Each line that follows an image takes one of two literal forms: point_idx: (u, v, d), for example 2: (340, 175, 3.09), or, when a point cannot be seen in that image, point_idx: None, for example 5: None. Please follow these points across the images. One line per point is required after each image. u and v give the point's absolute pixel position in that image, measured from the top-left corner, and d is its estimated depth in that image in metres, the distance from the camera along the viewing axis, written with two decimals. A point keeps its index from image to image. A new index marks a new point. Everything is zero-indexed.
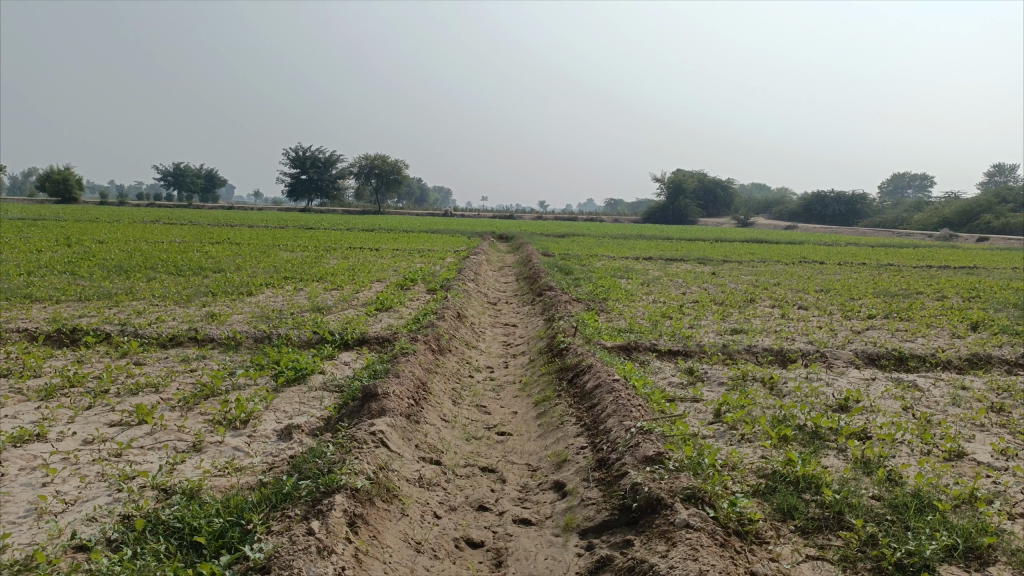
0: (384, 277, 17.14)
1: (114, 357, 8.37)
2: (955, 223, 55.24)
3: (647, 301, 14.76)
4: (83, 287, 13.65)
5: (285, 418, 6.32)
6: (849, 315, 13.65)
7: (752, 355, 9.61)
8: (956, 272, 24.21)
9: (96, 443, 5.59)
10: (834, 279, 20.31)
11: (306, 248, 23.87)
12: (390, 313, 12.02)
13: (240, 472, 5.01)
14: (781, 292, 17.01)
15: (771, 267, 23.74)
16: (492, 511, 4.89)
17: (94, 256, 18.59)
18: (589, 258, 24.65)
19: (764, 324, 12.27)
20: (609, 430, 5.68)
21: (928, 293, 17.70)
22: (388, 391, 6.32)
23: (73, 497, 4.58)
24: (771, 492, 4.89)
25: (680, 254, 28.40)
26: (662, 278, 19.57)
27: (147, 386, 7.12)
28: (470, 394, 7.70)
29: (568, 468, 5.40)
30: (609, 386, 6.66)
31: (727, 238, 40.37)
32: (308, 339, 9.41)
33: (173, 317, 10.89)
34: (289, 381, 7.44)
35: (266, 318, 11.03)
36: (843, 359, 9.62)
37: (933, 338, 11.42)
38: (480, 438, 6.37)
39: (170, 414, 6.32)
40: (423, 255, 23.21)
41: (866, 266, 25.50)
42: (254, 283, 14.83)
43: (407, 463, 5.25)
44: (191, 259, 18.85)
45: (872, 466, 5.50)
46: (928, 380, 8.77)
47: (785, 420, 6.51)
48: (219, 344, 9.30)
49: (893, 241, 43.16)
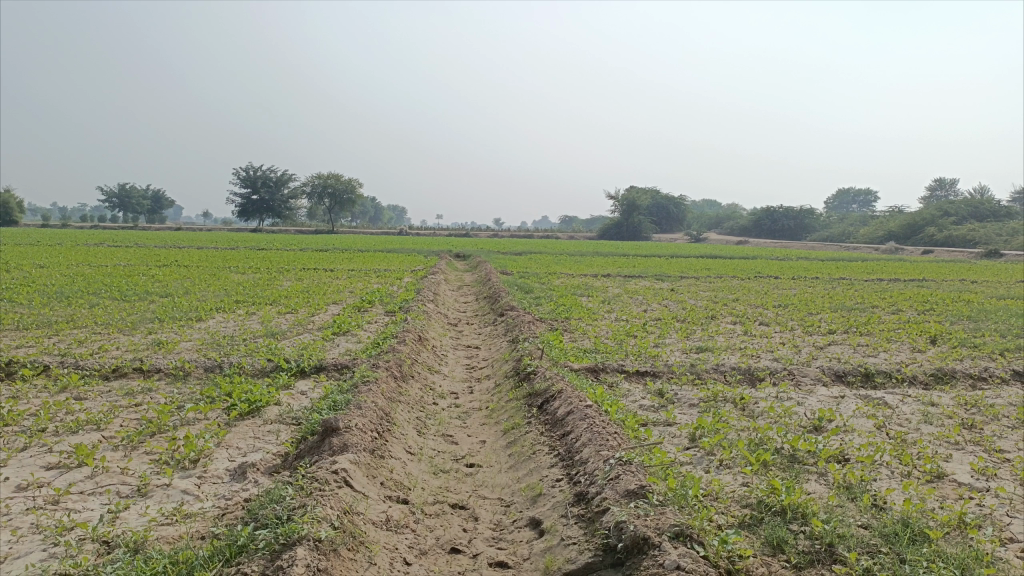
0: (341, 299, 16.67)
1: (52, 392, 7.83)
2: (899, 236, 56.65)
3: (609, 319, 14.60)
4: (21, 314, 12.93)
5: (239, 456, 5.92)
6: (811, 330, 13.66)
7: (721, 374, 9.46)
8: (906, 285, 24.61)
9: (30, 489, 5.12)
10: (791, 294, 20.48)
11: (258, 270, 23.23)
12: (348, 337, 11.62)
13: (190, 520, 4.61)
14: (741, 308, 17.02)
15: (728, 283, 23.87)
16: (466, 554, 4.58)
17: (34, 281, 17.75)
18: (548, 276, 24.50)
19: (728, 341, 12.16)
20: (585, 460, 5.42)
21: (883, 306, 17.92)
22: (350, 425, 5.95)
23: (3, 555, 4.13)
24: (757, 524, 4.69)
25: (638, 270, 28.46)
26: (623, 295, 19.47)
27: (89, 424, 6.63)
28: (435, 424, 7.35)
29: (544, 503, 5.12)
30: (582, 412, 6.40)
31: (681, 254, 40.69)
32: (262, 368, 8.97)
33: (117, 346, 10.32)
34: (243, 415, 7.02)
35: (218, 345, 10.53)
36: (811, 376, 9.52)
37: (896, 354, 11.44)
38: (448, 471, 6.05)
39: (113, 455, 5.87)
40: (379, 275, 22.81)
41: (820, 280, 25.80)
42: (204, 308, 14.27)
43: (373, 504, 4.91)
44: (137, 283, 18.12)
45: (856, 491, 5.33)
46: (896, 397, 8.71)
47: (762, 443, 6.31)
48: (166, 375, 8.80)
49: (843, 255, 44.04)
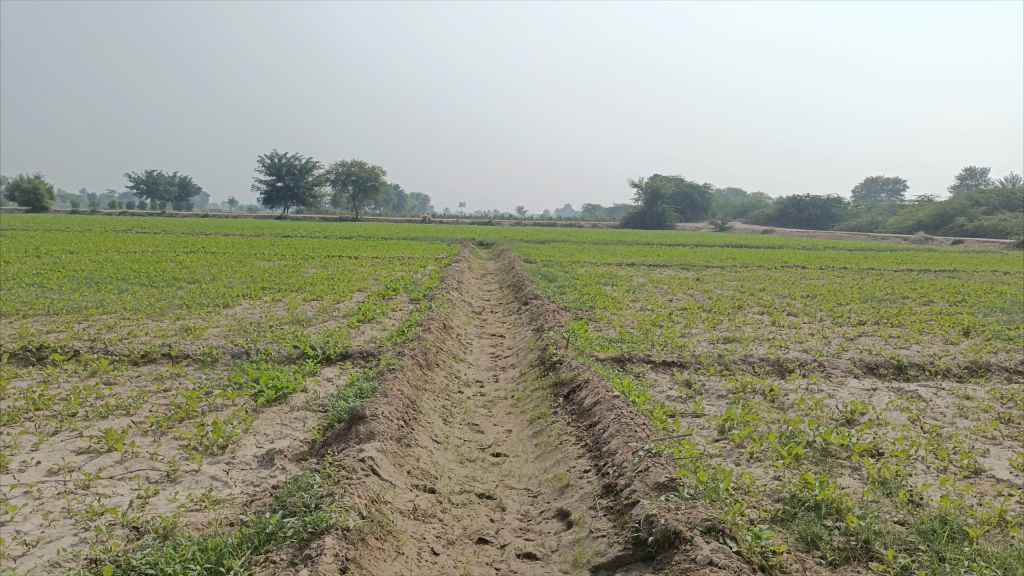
0: (365, 286, 16.69)
1: (82, 377, 7.90)
2: (928, 226, 55.71)
3: (634, 309, 14.49)
4: (52, 300, 13.08)
5: (266, 442, 5.93)
6: (840, 321, 13.45)
7: (749, 365, 9.33)
8: (937, 276, 24.18)
9: (61, 473, 5.16)
10: (819, 284, 20.21)
11: (283, 257, 23.36)
12: (373, 324, 11.62)
13: (218, 506, 4.61)
14: (768, 298, 16.80)
15: (754, 273, 23.62)
16: (493, 544, 4.54)
17: (64, 267, 17.98)
18: (572, 264, 24.39)
19: (755, 332, 12.01)
20: (614, 451, 5.35)
21: (913, 297, 17.62)
22: (377, 413, 5.93)
23: (35, 538, 4.16)
24: (791, 519, 4.60)
25: (662, 259, 28.24)
26: (647, 284, 19.31)
27: (118, 409, 6.68)
28: (461, 412, 7.33)
29: (572, 494, 5.07)
30: (609, 403, 6.32)
31: (706, 244, 40.35)
32: (289, 354, 9.00)
33: (145, 332, 10.40)
34: (270, 401, 7.03)
35: (245, 332, 10.59)
36: (842, 368, 9.37)
37: (928, 346, 11.22)
38: (475, 460, 6.01)
39: (142, 440, 5.90)
40: (404, 262, 22.84)
41: (848, 270, 25.45)
42: (231, 295, 14.36)
43: (400, 493, 4.89)
44: (165, 269, 18.29)
45: (891, 486, 5.23)
46: (929, 390, 8.53)
47: (793, 436, 6.20)
48: (194, 360, 8.85)
49: (872, 245, 43.38)
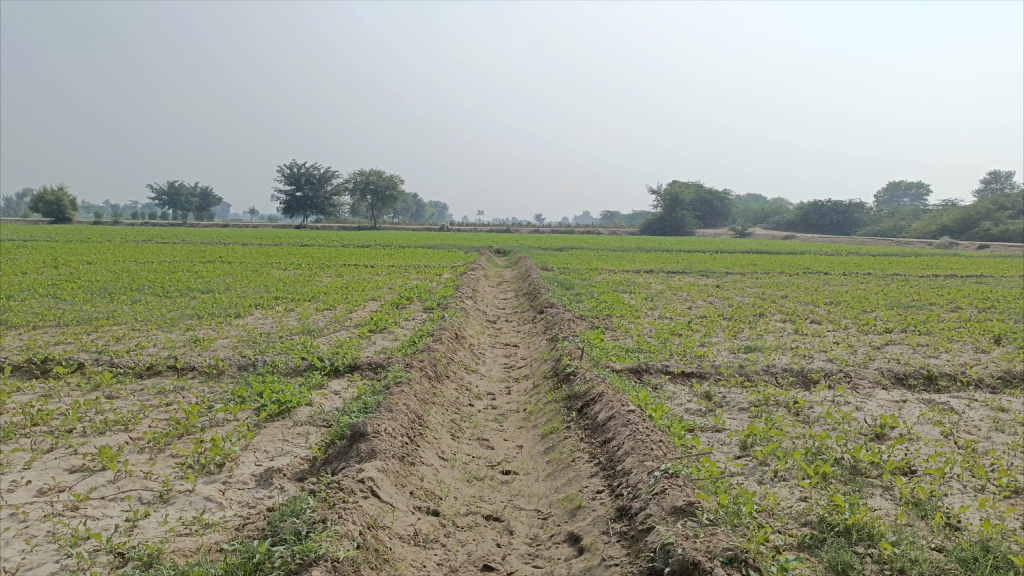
0: (380, 295, 16.46)
1: (84, 390, 7.72)
2: (953, 230, 54.80)
3: (653, 317, 14.15)
4: (63, 311, 12.97)
5: (266, 460, 5.70)
6: (866, 329, 13.04)
7: (771, 376, 8.98)
8: (964, 281, 23.57)
9: (50, 494, 4.94)
10: (842, 290, 19.73)
11: (300, 266, 23.21)
12: (384, 335, 11.39)
13: (210, 531, 4.37)
14: (790, 305, 16.38)
15: (775, 279, 23.18)
16: (499, 572, 4.26)
17: (80, 277, 17.95)
18: (590, 272, 24.07)
19: (778, 341, 11.64)
20: (628, 471, 5.04)
21: (940, 303, 17.13)
22: (379, 429, 5.67)
23: (15, 566, 3.93)
24: (819, 545, 4.28)
25: (682, 266, 27.83)
26: (666, 292, 18.96)
27: (117, 425, 6.47)
28: (471, 427, 7.06)
29: (584, 517, 4.78)
30: (624, 418, 6.01)
31: (726, 250, 39.88)
32: (296, 366, 8.77)
33: (154, 343, 10.23)
34: (273, 416, 6.80)
35: (254, 343, 10.39)
36: (869, 379, 8.98)
37: (959, 354, 10.80)
38: (483, 478, 5.73)
39: (138, 458, 5.68)
40: (420, 271, 22.62)
41: (872, 276, 24.91)
42: (243, 305, 14.19)
43: (400, 517, 4.62)
44: (180, 279, 18.19)
45: (926, 508, 4.88)
46: (962, 402, 8.14)
47: (820, 452, 5.86)
48: (200, 373, 8.64)
49: (896, 250, 42.71)
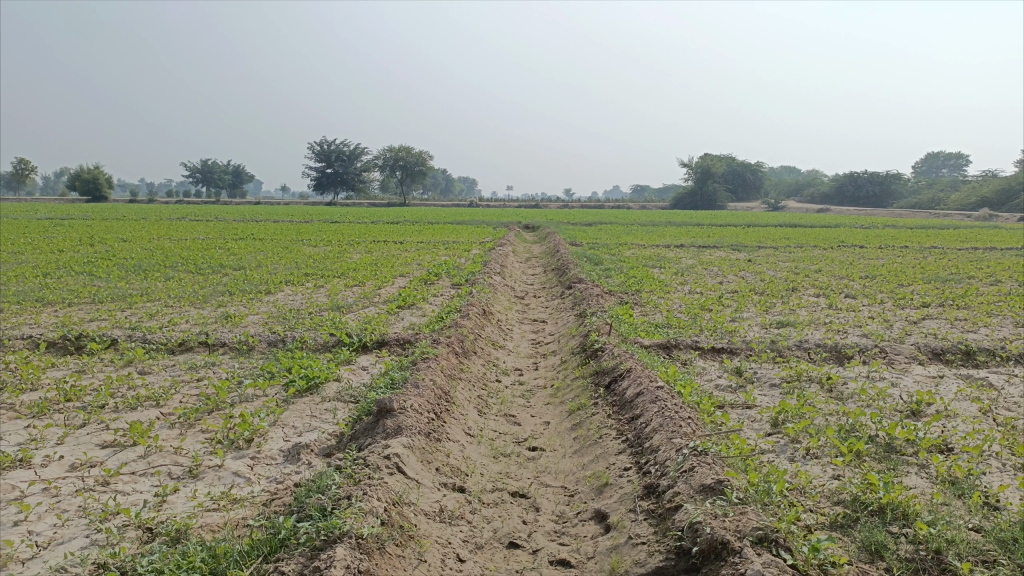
0: (408, 271, 16.49)
1: (118, 366, 7.83)
2: (993, 202, 53.42)
3: (683, 292, 14.00)
4: (98, 288, 13.18)
5: (294, 435, 5.72)
6: (902, 303, 12.76)
7: (804, 352, 8.82)
8: (1005, 254, 22.97)
9: (82, 469, 5.02)
10: (878, 264, 19.34)
11: (330, 243, 23.29)
12: (413, 310, 11.40)
13: (237, 506, 4.40)
14: (824, 279, 16.09)
15: (808, 253, 22.80)
16: (525, 549, 4.23)
17: (115, 255, 18.22)
18: (619, 247, 23.89)
19: (811, 315, 11.44)
20: (657, 448, 4.97)
21: (979, 277, 16.70)
22: (405, 406, 5.65)
23: (47, 540, 3.99)
24: (852, 525, 4.19)
25: (713, 240, 27.48)
26: (697, 266, 18.74)
27: (149, 400, 6.55)
28: (498, 403, 7.02)
29: (610, 494, 4.73)
30: (652, 394, 5.92)
31: (759, 223, 39.33)
32: (325, 342, 8.80)
33: (185, 319, 10.35)
34: (301, 391, 6.82)
35: (283, 319, 10.46)
36: (905, 354, 8.78)
37: (998, 329, 10.53)
38: (509, 455, 5.70)
39: (168, 434, 5.74)
40: (448, 246, 22.63)
41: (909, 249, 24.39)
42: (274, 281, 14.30)
43: (426, 493, 4.61)
44: (212, 257, 18.38)
45: (963, 487, 4.75)
46: (1001, 377, 7.93)
47: (854, 430, 5.74)
48: (230, 349, 8.72)
49: (935, 222, 41.76)
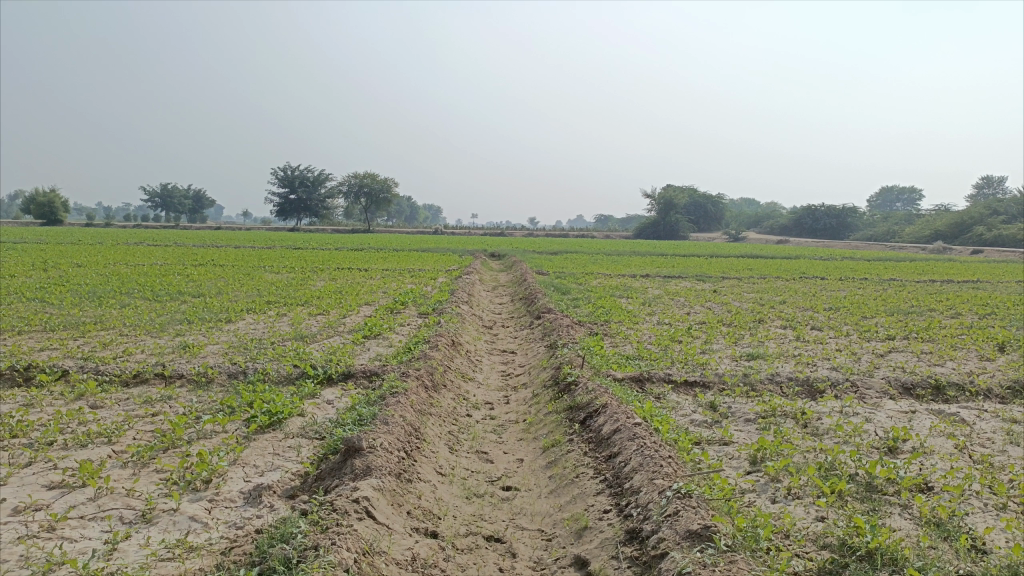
0: (374, 300, 16.19)
1: (68, 400, 7.43)
2: (947, 235, 54.85)
3: (651, 323, 13.94)
4: (50, 315, 12.66)
5: (255, 476, 5.43)
6: (868, 336, 12.83)
7: (776, 385, 8.75)
8: (961, 287, 23.48)
9: (26, 513, 4.67)
10: (841, 296, 19.55)
11: (292, 269, 22.87)
12: (379, 340, 11.13)
13: (194, 554, 4.11)
14: (790, 311, 16.18)
15: (772, 284, 23.02)
16: None
17: (69, 280, 17.62)
18: (586, 276, 23.85)
19: (780, 348, 11.40)
20: (637, 489, 4.80)
21: (940, 309, 16.93)
22: (374, 444, 5.40)
23: None
24: (840, 572, 4.04)
25: (678, 270, 27.66)
26: (664, 297, 18.73)
27: (100, 437, 6.19)
28: (469, 439, 6.80)
29: (591, 539, 4.54)
30: (630, 431, 5.76)
31: (722, 254, 39.69)
32: (288, 374, 8.49)
33: (141, 349, 9.93)
34: (263, 427, 6.52)
35: (245, 349, 10.12)
36: (876, 389, 8.75)
37: (964, 363, 10.59)
38: (482, 495, 5.47)
39: (120, 474, 5.41)
40: (414, 274, 22.38)
41: (869, 281, 24.82)
42: (235, 309, 13.89)
43: (397, 540, 4.37)
44: (171, 283, 17.86)
45: (948, 529, 4.64)
46: (972, 412, 7.92)
47: (834, 468, 5.63)
48: (188, 381, 8.35)
49: (891, 255, 42.66)
